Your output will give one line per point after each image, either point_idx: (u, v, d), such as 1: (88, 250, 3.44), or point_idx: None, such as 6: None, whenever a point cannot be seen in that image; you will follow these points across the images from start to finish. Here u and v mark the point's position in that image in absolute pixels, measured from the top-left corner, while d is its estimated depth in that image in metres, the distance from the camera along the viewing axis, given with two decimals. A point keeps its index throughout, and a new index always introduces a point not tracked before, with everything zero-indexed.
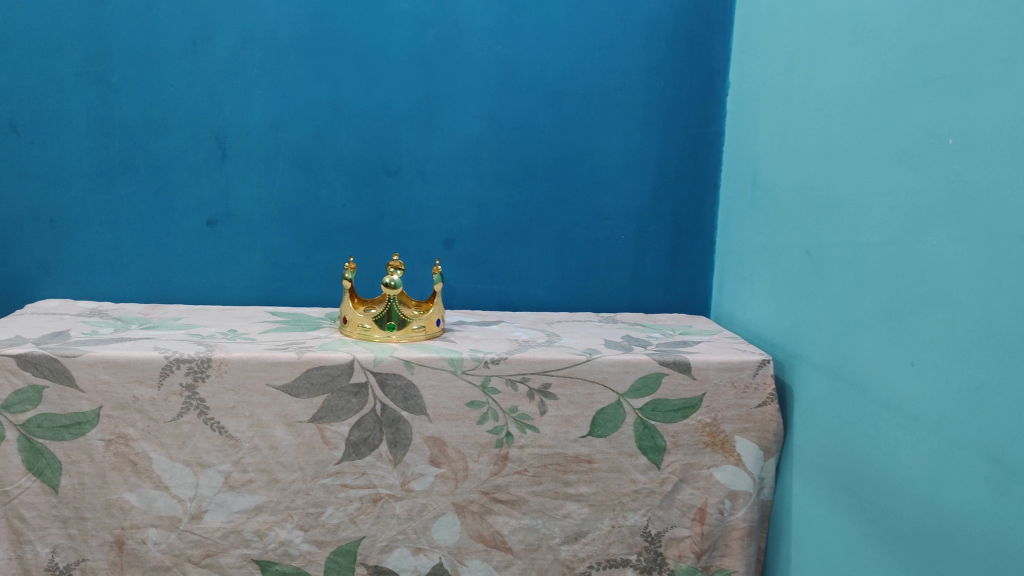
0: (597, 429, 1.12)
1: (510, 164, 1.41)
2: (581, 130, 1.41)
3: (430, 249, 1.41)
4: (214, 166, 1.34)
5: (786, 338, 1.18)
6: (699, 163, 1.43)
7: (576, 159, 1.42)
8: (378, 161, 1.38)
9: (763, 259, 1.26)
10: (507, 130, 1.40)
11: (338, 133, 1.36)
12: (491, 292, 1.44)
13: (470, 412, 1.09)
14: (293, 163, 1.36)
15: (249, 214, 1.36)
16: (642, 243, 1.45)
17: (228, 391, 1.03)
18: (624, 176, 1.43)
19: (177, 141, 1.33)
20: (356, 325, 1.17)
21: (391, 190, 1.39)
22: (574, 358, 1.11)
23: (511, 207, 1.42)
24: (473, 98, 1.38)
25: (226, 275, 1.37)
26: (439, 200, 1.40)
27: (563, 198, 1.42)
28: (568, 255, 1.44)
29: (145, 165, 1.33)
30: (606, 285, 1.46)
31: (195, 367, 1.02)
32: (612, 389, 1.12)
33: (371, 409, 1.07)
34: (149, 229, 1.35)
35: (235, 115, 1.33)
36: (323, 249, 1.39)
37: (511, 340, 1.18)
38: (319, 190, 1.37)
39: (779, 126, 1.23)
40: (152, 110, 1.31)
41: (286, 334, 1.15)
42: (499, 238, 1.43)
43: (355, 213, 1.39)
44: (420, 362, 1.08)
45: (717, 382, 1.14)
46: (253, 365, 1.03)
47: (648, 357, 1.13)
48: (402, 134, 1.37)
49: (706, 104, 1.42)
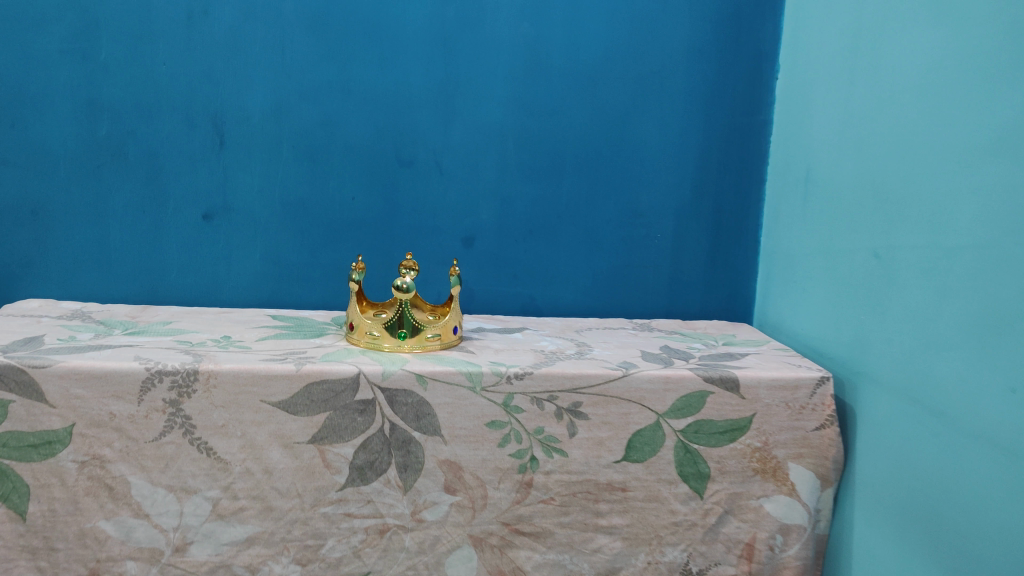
0: (633, 453, 0.99)
1: (535, 155, 1.28)
2: (614, 118, 1.28)
3: (448, 247, 1.29)
4: (211, 154, 1.22)
5: (847, 352, 1.04)
6: (745, 154, 1.30)
7: (609, 149, 1.29)
8: (391, 151, 1.25)
9: (819, 262, 1.13)
10: (533, 116, 1.27)
11: (347, 119, 1.24)
12: (514, 295, 1.32)
13: (490, 433, 0.96)
14: (298, 151, 1.23)
15: (249, 207, 1.24)
16: (680, 243, 1.32)
17: (217, 408, 0.91)
18: (662, 169, 1.30)
19: (171, 125, 1.20)
20: (364, 333, 1.04)
21: (405, 182, 1.26)
22: (608, 374, 0.98)
23: (536, 202, 1.29)
24: (495, 81, 1.25)
25: (223, 274, 1.25)
26: (458, 194, 1.27)
27: (594, 192, 1.30)
28: (598, 255, 1.32)
29: (135, 151, 1.21)
30: (639, 289, 1.33)
31: (180, 381, 0.90)
32: (650, 409, 0.99)
33: (378, 429, 0.94)
34: (139, 223, 1.22)
35: (235, 97, 1.21)
36: (330, 247, 1.27)
37: (537, 352, 1.05)
38: (326, 182, 1.25)
39: (839, 112, 1.09)
40: (143, 91, 1.19)
41: (285, 342, 1.03)
42: (523, 236, 1.30)
43: (366, 207, 1.26)
44: (435, 377, 0.95)
45: (769, 402, 1.00)
46: (246, 379, 0.91)
47: (691, 373, 1.00)
48: (418, 121, 1.25)
49: (753, 91, 1.28)
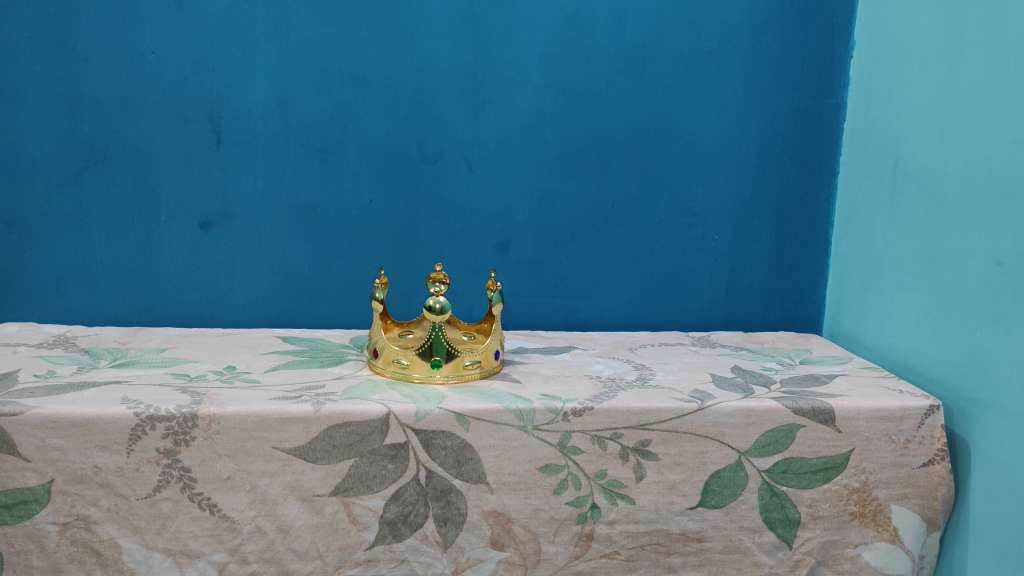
0: (711, 498, 0.84)
1: (577, 148, 1.13)
2: (665, 104, 1.13)
3: (480, 255, 1.14)
4: (208, 154, 1.07)
5: (956, 373, 0.90)
6: (814, 143, 1.15)
7: (660, 140, 1.13)
8: (413, 147, 1.10)
9: (914, 266, 0.98)
10: (574, 105, 1.12)
11: (364, 111, 1.09)
12: (554, 308, 1.17)
13: (544, 479, 0.82)
14: (308, 147, 1.08)
15: (252, 213, 1.09)
16: (740, 245, 1.17)
17: (220, 458, 0.76)
18: (720, 162, 1.15)
19: (161, 122, 1.05)
20: (390, 361, 0.90)
21: (430, 182, 1.11)
22: (681, 407, 0.83)
23: (579, 202, 1.14)
24: (531, 65, 1.10)
25: (226, 290, 1.10)
26: (490, 194, 1.13)
27: (644, 190, 1.15)
28: (649, 260, 1.17)
29: (121, 153, 1.05)
30: (695, 298, 1.18)
31: (175, 428, 0.75)
32: (731, 447, 0.84)
33: (412, 477, 0.80)
34: (129, 234, 1.07)
35: (234, 88, 1.06)
36: (347, 257, 1.12)
37: (593, 380, 0.90)
38: (341, 183, 1.10)
39: (939, 93, 0.93)
40: (128, 83, 1.04)
41: (299, 373, 0.88)
42: (565, 240, 1.15)
43: (387, 211, 1.11)
44: (478, 416, 0.80)
45: (869, 436, 0.85)
46: (254, 423, 0.76)
47: (778, 404, 0.84)
48: (444, 112, 1.10)
49: (823, 71, 1.13)
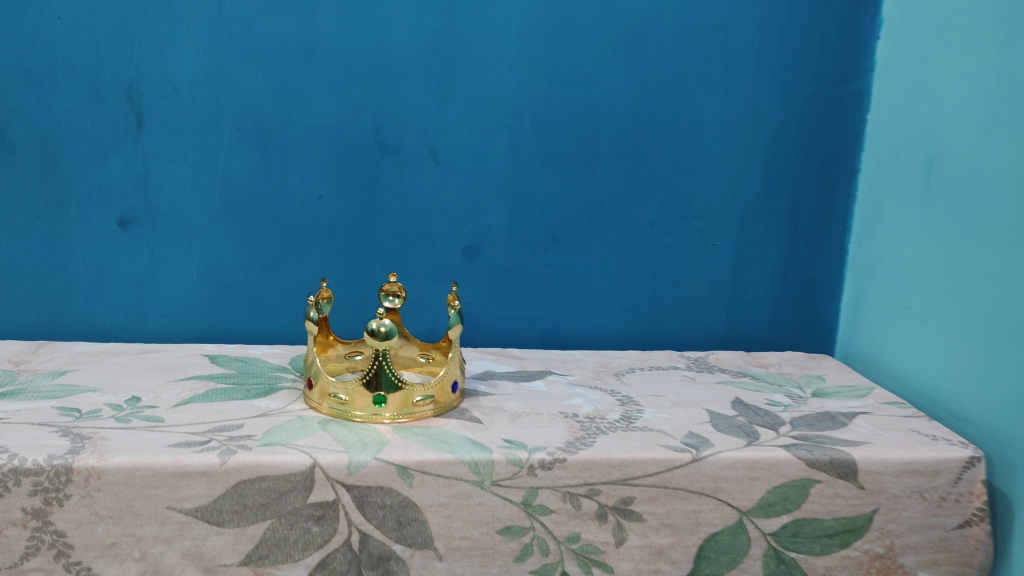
0: (706, 566, 0.69)
1: (560, 138, 0.98)
2: (662, 89, 0.98)
3: (445, 260, 0.99)
4: (127, 138, 0.91)
5: (999, 417, 0.75)
6: (831, 137, 1.00)
7: (655, 131, 0.98)
8: (369, 134, 0.95)
9: (949, 285, 0.83)
10: (556, 88, 0.96)
11: (311, 91, 0.93)
12: (531, 322, 1.02)
13: (502, 544, 0.67)
14: (246, 133, 0.93)
15: (180, 209, 0.94)
16: (744, 253, 1.02)
17: (101, 520, 0.62)
18: (723, 157, 1.00)
19: (70, 100, 0.90)
20: (326, 395, 0.75)
21: (388, 175, 0.96)
22: (672, 459, 0.68)
23: (561, 201, 0.99)
24: (507, 41, 0.95)
25: (151, 297, 0.96)
26: (458, 190, 0.98)
27: (635, 187, 1.00)
28: (640, 269, 1.02)
29: (22, 136, 0.90)
30: (691, 311, 1.04)
31: (45, 484, 0.61)
32: (731, 505, 0.69)
33: (341, 542, 0.65)
34: (34, 232, 0.92)
35: (158, 62, 0.90)
36: (291, 261, 0.97)
37: (568, 419, 0.76)
38: (284, 175, 0.95)
39: (986, 81, 0.78)
40: (30, 55, 0.88)
41: (216, 408, 0.74)
42: (544, 244, 1.00)
43: (339, 208, 0.96)
44: (425, 469, 0.65)
45: (897, 493, 0.71)
46: (143, 479, 0.62)
47: (789, 455, 0.70)
48: (406, 94, 0.95)
49: (844, 53, 0.98)
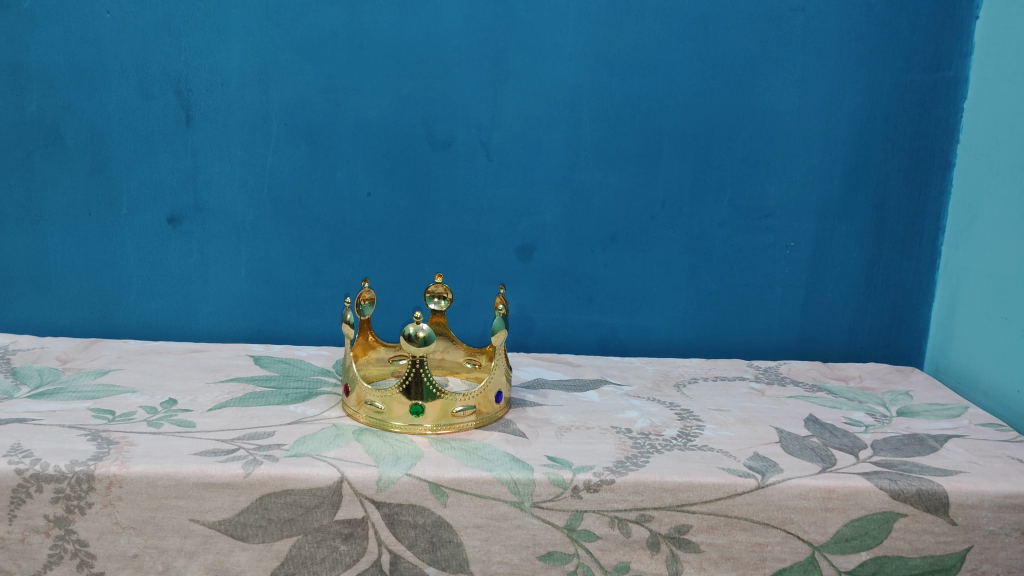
0: None
1: (620, 131, 0.91)
2: (733, 78, 0.90)
3: (498, 260, 0.94)
4: (175, 134, 0.90)
5: None
6: (924, 127, 0.91)
7: (725, 122, 0.91)
8: (419, 128, 0.91)
9: None
10: (616, 77, 0.90)
11: (359, 84, 0.90)
12: (588, 326, 0.97)
13: (542, 571, 0.62)
14: (293, 129, 0.90)
15: (227, 206, 0.92)
16: (822, 254, 0.94)
17: (123, 530, 0.60)
18: (800, 150, 0.91)
19: (120, 96, 0.89)
20: (363, 403, 0.71)
21: (439, 171, 0.92)
22: (732, 484, 0.61)
23: (621, 198, 0.93)
24: (564, 28, 0.89)
25: (199, 296, 0.94)
26: (511, 187, 0.92)
27: (702, 184, 0.92)
28: (706, 272, 0.95)
29: (74, 133, 0.90)
30: (763, 318, 0.96)
31: (67, 491, 0.59)
32: (800, 538, 0.62)
33: (371, 563, 0.61)
34: (86, 228, 0.92)
35: (206, 56, 0.88)
36: (339, 260, 0.94)
37: (621, 435, 0.70)
38: (332, 171, 0.92)
39: None
40: (81, 50, 0.88)
41: (251, 413, 0.71)
42: (602, 244, 0.94)
43: (387, 206, 0.93)
44: (460, 487, 0.61)
45: (994, 530, 0.62)
46: (165, 489, 0.59)
47: (868, 484, 0.62)
48: (457, 85, 0.90)
49: (938, 34, 0.89)
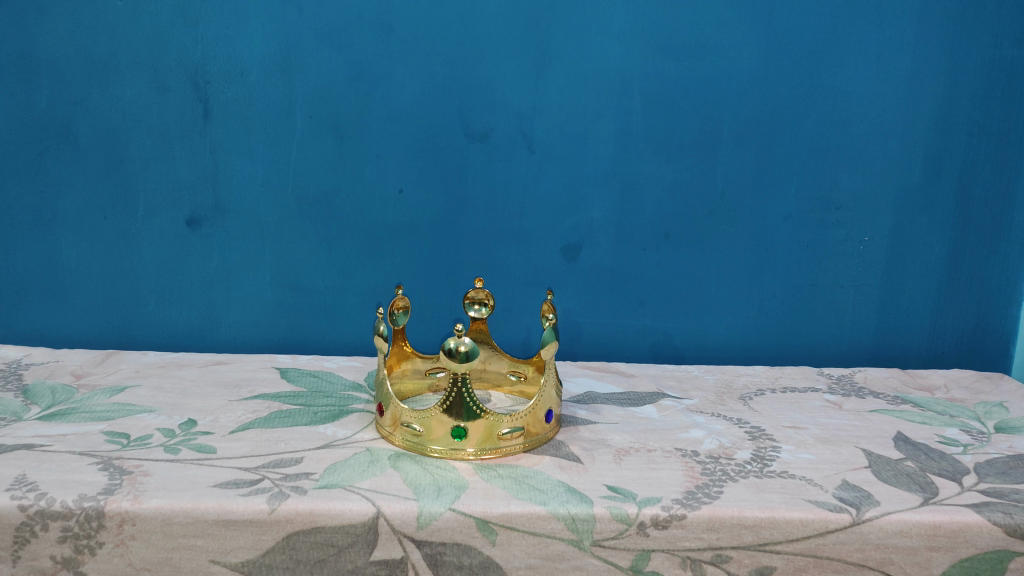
0: None
1: (674, 118, 0.83)
2: (800, 57, 0.82)
3: (541, 261, 0.87)
4: (193, 130, 0.84)
5: None
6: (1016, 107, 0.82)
7: (790, 107, 0.83)
8: (454, 119, 0.84)
9: None
10: (670, 58, 0.82)
11: (389, 72, 0.83)
12: (640, 332, 0.89)
13: None
14: (319, 122, 0.84)
15: (250, 207, 0.86)
16: (900, 250, 0.85)
17: (138, 573, 0.54)
18: (876, 136, 0.83)
19: (134, 91, 0.83)
20: (399, 424, 0.64)
21: (476, 165, 0.85)
22: (822, 520, 0.53)
23: (676, 191, 0.85)
24: (612, 5, 0.81)
25: (223, 303, 0.89)
26: (555, 181, 0.85)
27: (765, 174, 0.84)
28: (770, 271, 0.87)
29: (87, 131, 0.84)
30: (833, 321, 0.88)
31: (75, 530, 0.53)
32: None
33: None
34: (102, 233, 0.86)
35: (224, 45, 0.82)
36: (370, 263, 0.87)
37: (688, 458, 0.62)
38: (361, 167, 0.85)
39: None
40: (92, 42, 0.82)
41: (277, 435, 0.64)
42: (655, 242, 0.86)
43: (421, 204, 0.86)
44: (510, 524, 0.54)
45: None
46: (182, 528, 0.53)
47: (981, 519, 0.54)
48: (495, 72, 0.83)
49: None
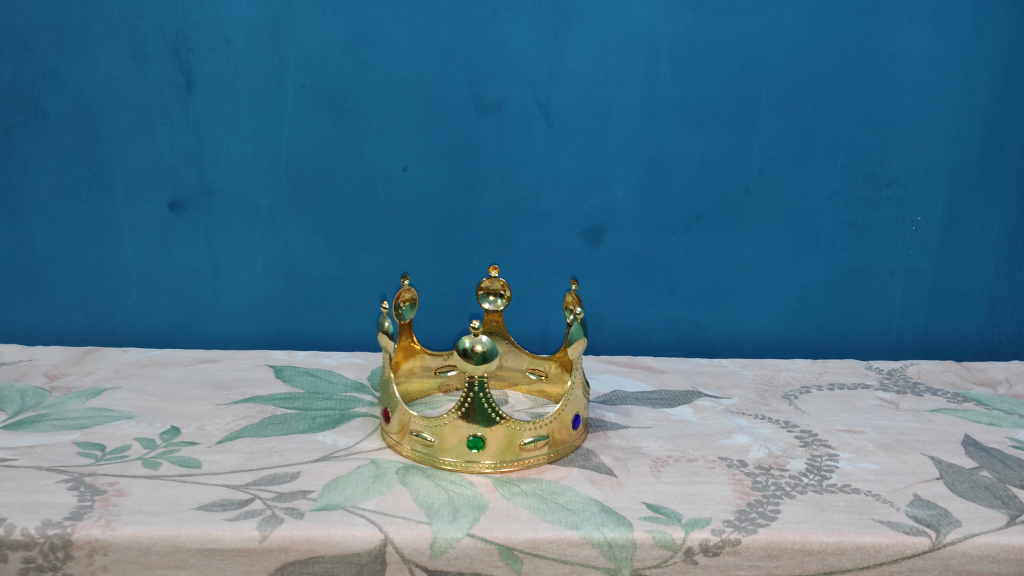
0: None
1: (706, 87, 0.76)
2: (846, 17, 0.74)
3: (560, 246, 0.80)
4: (175, 104, 0.76)
5: None
6: None
7: (833, 73, 0.75)
8: (464, 89, 0.76)
9: None
10: (702, 20, 0.74)
11: (390, 38, 0.75)
12: (668, 323, 0.82)
13: None
14: (314, 94, 0.76)
15: (240, 189, 0.78)
16: (955, 230, 0.79)
17: None
18: (929, 105, 0.76)
19: (110, 61, 0.75)
20: (407, 433, 0.57)
21: (488, 141, 0.77)
22: (899, 544, 0.46)
23: (708, 168, 0.77)
24: None
25: (212, 294, 0.81)
26: (575, 158, 0.77)
27: (805, 149, 0.77)
28: (810, 255, 0.79)
29: (58, 106, 0.76)
30: (879, 308, 0.81)
31: (37, 561, 0.45)
32: None
33: None
34: (78, 218, 0.79)
35: (207, 10, 0.74)
36: (373, 250, 0.80)
37: (735, 469, 0.55)
38: (361, 144, 0.77)
39: None
40: (60, 7, 0.74)
41: (270, 446, 0.57)
42: (685, 224, 0.79)
43: (428, 184, 0.78)
44: (538, 551, 0.46)
45: None
46: (161, 558, 0.46)
47: None
48: (508, 36, 0.75)
49: None
